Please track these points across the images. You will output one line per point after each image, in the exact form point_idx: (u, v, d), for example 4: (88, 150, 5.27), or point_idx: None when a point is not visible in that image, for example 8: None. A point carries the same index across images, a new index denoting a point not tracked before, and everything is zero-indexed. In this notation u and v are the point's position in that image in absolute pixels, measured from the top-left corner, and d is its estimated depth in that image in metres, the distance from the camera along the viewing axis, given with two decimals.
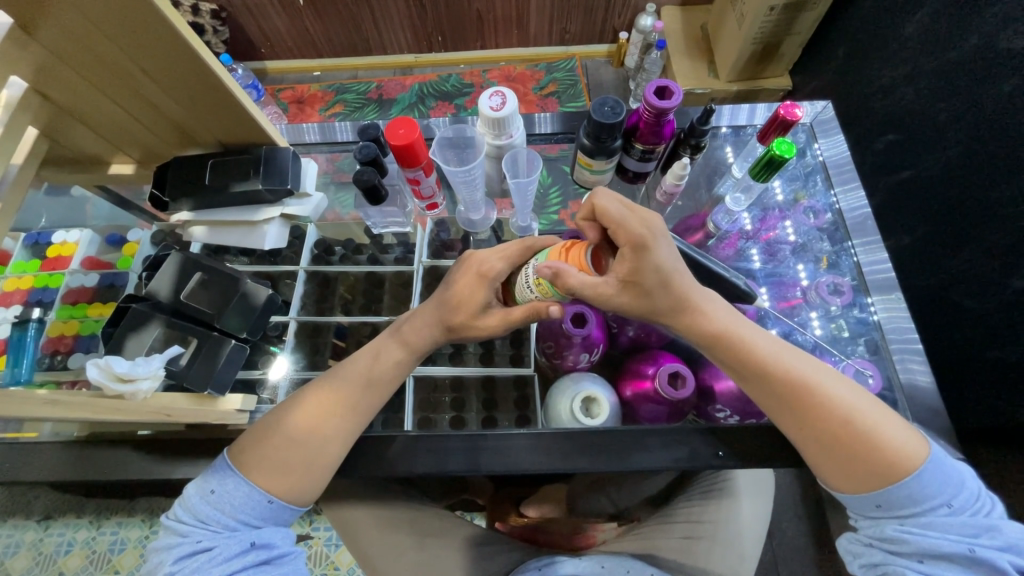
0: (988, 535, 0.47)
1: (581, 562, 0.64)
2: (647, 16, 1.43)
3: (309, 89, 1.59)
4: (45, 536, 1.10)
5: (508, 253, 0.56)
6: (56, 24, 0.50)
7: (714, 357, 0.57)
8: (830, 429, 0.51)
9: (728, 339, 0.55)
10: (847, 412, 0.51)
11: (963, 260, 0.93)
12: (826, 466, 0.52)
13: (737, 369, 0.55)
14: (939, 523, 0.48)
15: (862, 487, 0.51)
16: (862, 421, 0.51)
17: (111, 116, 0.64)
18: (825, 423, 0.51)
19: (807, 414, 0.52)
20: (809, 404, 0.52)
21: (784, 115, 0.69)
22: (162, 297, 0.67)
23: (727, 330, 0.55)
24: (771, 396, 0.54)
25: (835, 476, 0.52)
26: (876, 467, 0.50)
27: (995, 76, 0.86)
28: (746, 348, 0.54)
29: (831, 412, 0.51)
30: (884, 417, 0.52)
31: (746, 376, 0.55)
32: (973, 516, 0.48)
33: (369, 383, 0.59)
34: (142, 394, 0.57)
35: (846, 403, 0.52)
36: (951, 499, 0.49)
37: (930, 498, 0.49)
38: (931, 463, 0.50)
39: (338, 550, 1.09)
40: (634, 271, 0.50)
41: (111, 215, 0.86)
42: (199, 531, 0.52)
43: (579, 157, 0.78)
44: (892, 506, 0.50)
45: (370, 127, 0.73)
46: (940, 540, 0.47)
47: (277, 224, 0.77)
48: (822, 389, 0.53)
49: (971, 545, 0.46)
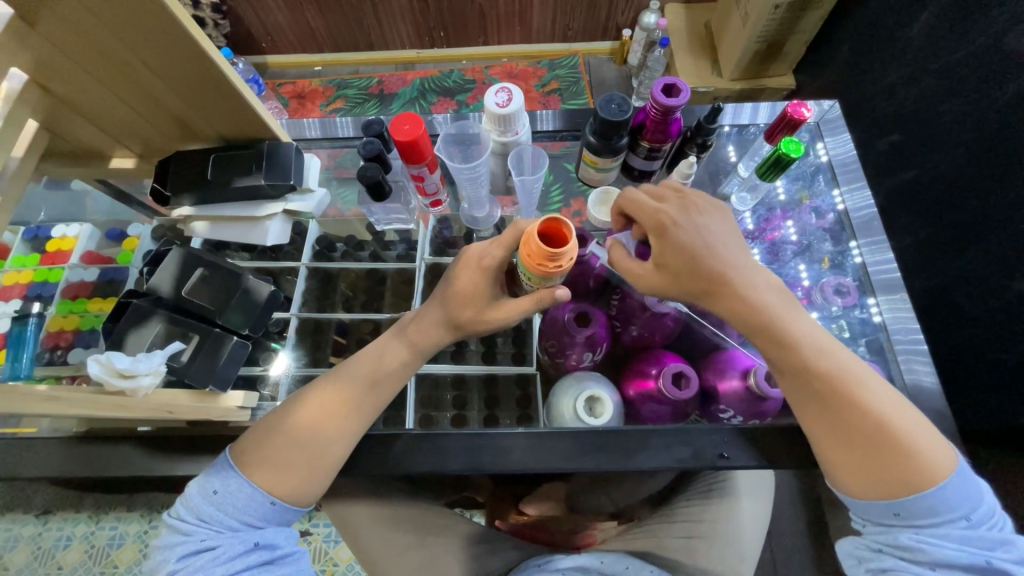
0: (1003, 548, 0.47)
1: (581, 558, 0.64)
2: (650, 14, 1.42)
3: (309, 84, 1.59)
4: (43, 530, 1.09)
5: (505, 241, 0.56)
6: (54, 13, 0.49)
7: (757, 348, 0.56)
8: (864, 433, 0.51)
9: (775, 332, 0.54)
10: (883, 415, 0.51)
11: (966, 262, 0.92)
12: (849, 468, 0.52)
13: (777, 362, 0.55)
14: (957, 535, 0.48)
15: (884, 494, 0.50)
16: (897, 427, 0.50)
17: (110, 107, 0.63)
18: (858, 422, 0.51)
19: (841, 410, 0.52)
20: (846, 401, 0.52)
21: (791, 114, 0.69)
22: (163, 292, 0.66)
23: (775, 322, 0.54)
24: (806, 389, 0.53)
25: (856, 479, 0.51)
26: (902, 474, 0.49)
27: (1002, 77, 0.86)
28: (792, 343, 0.53)
29: (867, 412, 0.51)
30: (919, 427, 0.51)
31: (784, 370, 0.54)
32: (989, 530, 0.48)
33: (375, 384, 0.59)
34: (144, 390, 0.57)
35: (882, 408, 0.51)
36: (969, 513, 0.49)
37: (949, 511, 0.49)
38: (956, 476, 0.49)
39: (337, 546, 1.09)
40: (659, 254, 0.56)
41: (111, 210, 0.85)
42: (202, 530, 0.52)
43: (585, 155, 0.77)
44: (912, 515, 0.49)
45: (374, 122, 0.72)
46: (956, 551, 0.47)
47: (280, 220, 0.76)
48: (864, 392, 0.52)
49: (988, 557, 0.46)
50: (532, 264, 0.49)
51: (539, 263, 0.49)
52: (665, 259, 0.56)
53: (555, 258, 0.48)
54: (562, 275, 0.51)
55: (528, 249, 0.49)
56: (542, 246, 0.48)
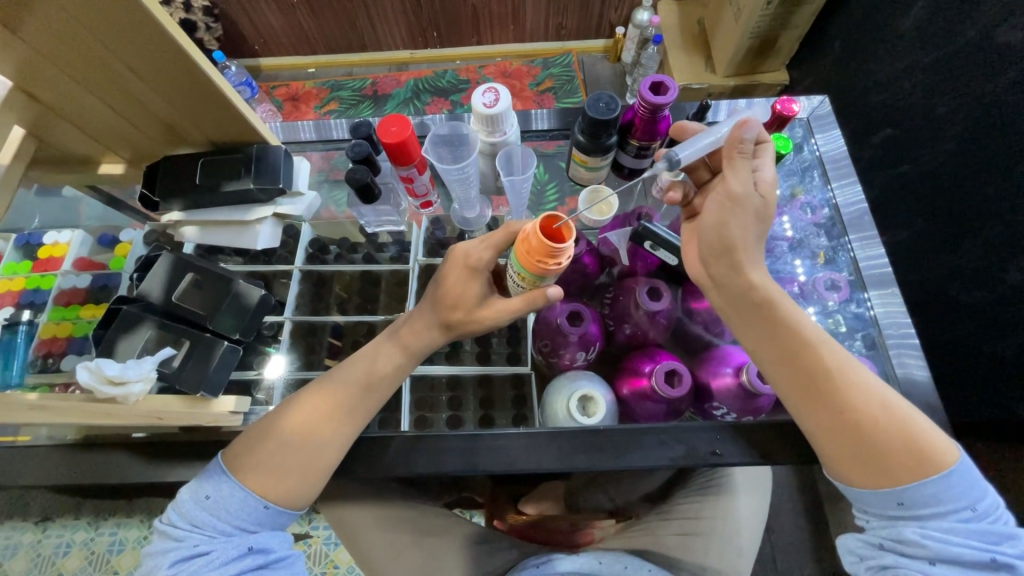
0: (1008, 543, 0.47)
1: (579, 558, 0.64)
2: (643, 11, 1.42)
3: (303, 87, 1.58)
4: (43, 537, 1.09)
5: (494, 241, 0.56)
6: (37, 20, 0.49)
7: (759, 337, 0.56)
8: (866, 418, 0.51)
9: (773, 319, 0.55)
10: (885, 401, 0.52)
11: (961, 255, 0.92)
12: (850, 459, 0.52)
13: (778, 351, 0.55)
14: (962, 529, 0.48)
15: (887, 481, 0.50)
16: (898, 412, 0.51)
17: (96, 113, 0.63)
18: (862, 407, 0.52)
19: (836, 401, 0.52)
20: (839, 392, 0.52)
21: (780, 111, 0.68)
22: (154, 298, 0.67)
23: (776, 307, 0.55)
24: (800, 382, 0.54)
25: (858, 470, 0.52)
26: (906, 459, 0.50)
27: (994, 69, 0.85)
28: (792, 328, 0.54)
29: (861, 402, 0.52)
30: (916, 413, 0.52)
31: (785, 359, 0.54)
32: (994, 523, 0.48)
33: (368, 387, 0.59)
34: (134, 397, 0.56)
35: (879, 393, 0.52)
36: (974, 504, 0.49)
37: (954, 501, 0.49)
38: (960, 465, 0.50)
39: (337, 548, 1.09)
40: (728, 183, 0.54)
41: (103, 216, 0.86)
42: (195, 536, 0.52)
43: (574, 154, 0.77)
44: (915, 506, 0.50)
45: (362, 124, 0.73)
46: (961, 546, 0.47)
47: (270, 224, 0.77)
48: (861, 378, 0.53)
49: (993, 553, 0.46)
50: (532, 261, 0.49)
51: (536, 257, 0.49)
52: (733, 186, 0.54)
53: (556, 253, 0.48)
54: (557, 275, 0.51)
55: (529, 243, 0.49)
56: (541, 236, 0.48)
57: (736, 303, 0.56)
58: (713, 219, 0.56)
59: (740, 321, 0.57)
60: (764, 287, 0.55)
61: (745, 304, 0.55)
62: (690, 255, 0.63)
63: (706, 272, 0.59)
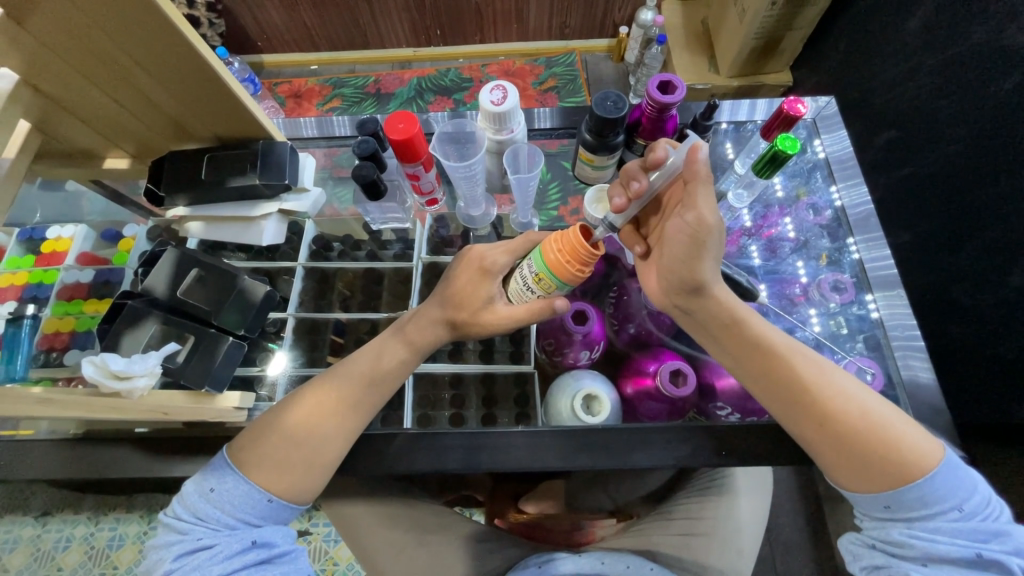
0: (997, 540, 0.47)
1: (581, 558, 0.64)
2: (648, 10, 1.41)
3: (306, 84, 1.58)
4: (43, 532, 1.09)
5: (511, 247, 0.57)
6: (46, 15, 0.49)
7: (733, 353, 0.57)
8: (847, 428, 0.51)
9: (748, 334, 0.56)
10: (864, 408, 0.52)
11: (964, 258, 0.92)
12: (835, 465, 0.53)
13: (752, 365, 0.56)
14: (949, 528, 0.48)
15: (875, 486, 0.51)
16: (878, 418, 0.52)
17: (104, 108, 0.63)
18: (841, 417, 0.52)
19: (816, 413, 0.53)
20: (820, 404, 0.53)
21: (787, 111, 0.67)
22: (158, 294, 0.67)
23: (749, 322, 0.56)
24: (780, 396, 0.54)
25: (845, 475, 0.52)
26: (890, 464, 0.50)
27: (998, 73, 0.85)
28: (765, 342, 0.55)
29: (841, 413, 0.52)
30: (897, 417, 0.52)
31: (761, 373, 0.55)
32: (983, 520, 0.48)
33: (372, 382, 0.58)
34: (139, 392, 0.56)
35: (859, 400, 0.52)
36: (962, 504, 0.49)
37: (940, 501, 0.49)
38: (944, 465, 0.50)
39: (336, 545, 1.09)
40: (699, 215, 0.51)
41: (106, 211, 0.85)
42: (199, 529, 0.52)
43: (581, 152, 0.77)
44: (902, 508, 0.50)
45: (369, 121, 0.74)
46: (948, 545, 0.47)
47: (276, 220, 0.76)
48: (838, 388, 0.53)
49: (979, 549, 0.46)
50: (565, 258, 0.49)
51: (568, 259, 0.49)
52: (705, 215, 0.51)
53: (589, 255, 0.49)
54: (576, 282, 0.51)
55: (563, 241, 0.49)
56: (582, 240, 0.49)
57: (705, 320, 0.57)
58: (682, 253, 0.54)
59: (716, 338, 0.57)
60: (730, 307, 0.56)
61: (716, 323, 0.56)
62: (652, 287, 0.62)
63: (670, 302, 0.59)
